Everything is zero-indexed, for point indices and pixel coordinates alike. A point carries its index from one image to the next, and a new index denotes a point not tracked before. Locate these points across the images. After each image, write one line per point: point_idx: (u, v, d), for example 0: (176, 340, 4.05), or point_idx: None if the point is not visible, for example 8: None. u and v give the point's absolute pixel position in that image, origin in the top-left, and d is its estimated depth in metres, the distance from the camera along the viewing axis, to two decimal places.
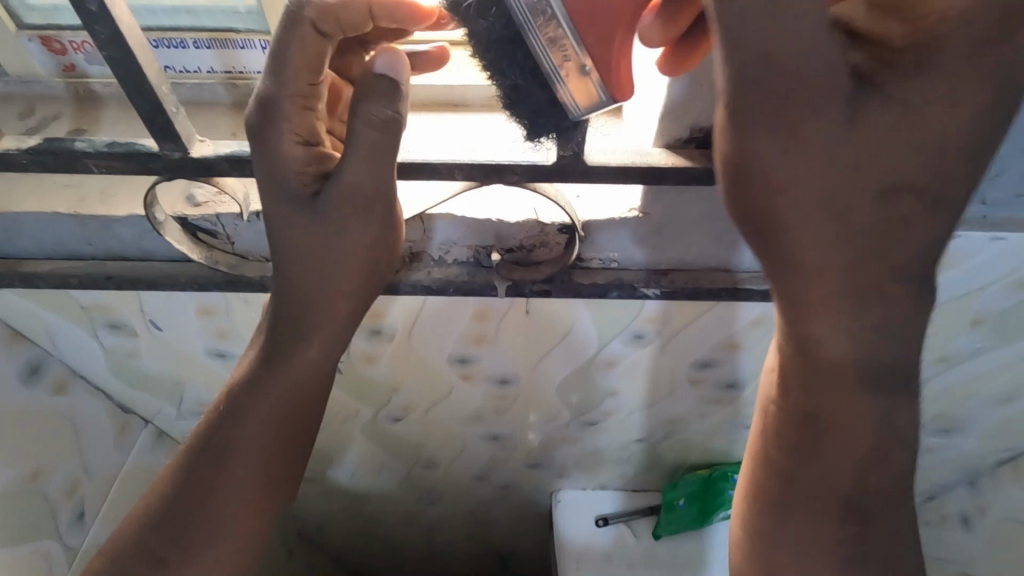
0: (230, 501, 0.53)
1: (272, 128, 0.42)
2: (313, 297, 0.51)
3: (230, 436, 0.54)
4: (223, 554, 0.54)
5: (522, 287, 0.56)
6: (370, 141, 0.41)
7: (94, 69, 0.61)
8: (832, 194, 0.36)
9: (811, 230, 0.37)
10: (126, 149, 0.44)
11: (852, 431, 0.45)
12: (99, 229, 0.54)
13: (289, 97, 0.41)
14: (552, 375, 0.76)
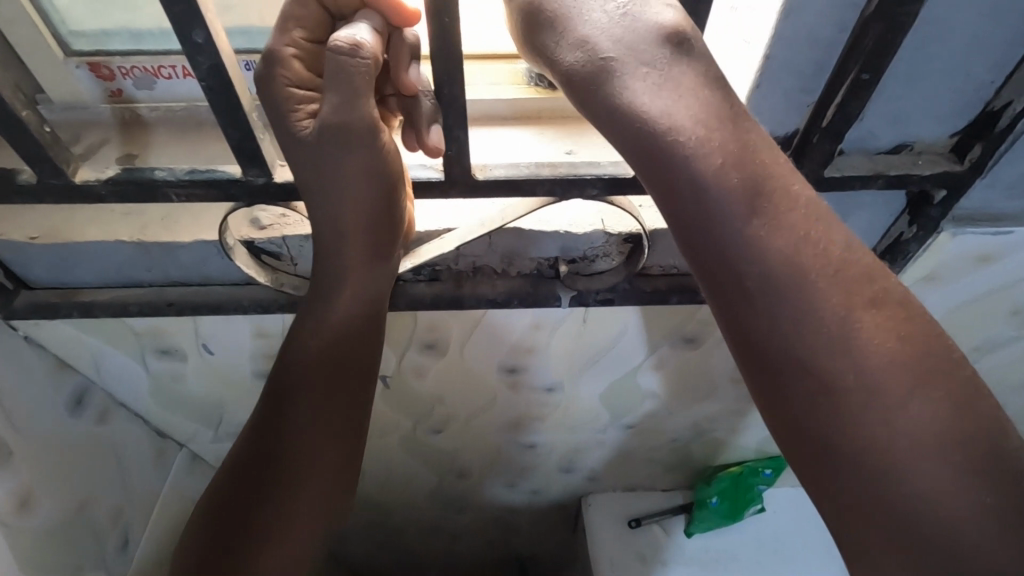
0: (292, 463, 0.54)
1: (256, 68, 0.40)
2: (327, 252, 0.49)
3: (283, 403, 0.55)
4: (291, 521, 0.54)
5: (586, 296, 0.57)
6: (340, 69, 0.38)
7: (142, 93, 0.61)
8: (704, 168, 0.35)
9: (713, 210, 0.36)
10: (206, 177, 0.44)
11: (872, 420, 0.35)
12: (162, 256, 0.54)
13: (280, 39, 0.40)
14: (598, 382, 0.77)
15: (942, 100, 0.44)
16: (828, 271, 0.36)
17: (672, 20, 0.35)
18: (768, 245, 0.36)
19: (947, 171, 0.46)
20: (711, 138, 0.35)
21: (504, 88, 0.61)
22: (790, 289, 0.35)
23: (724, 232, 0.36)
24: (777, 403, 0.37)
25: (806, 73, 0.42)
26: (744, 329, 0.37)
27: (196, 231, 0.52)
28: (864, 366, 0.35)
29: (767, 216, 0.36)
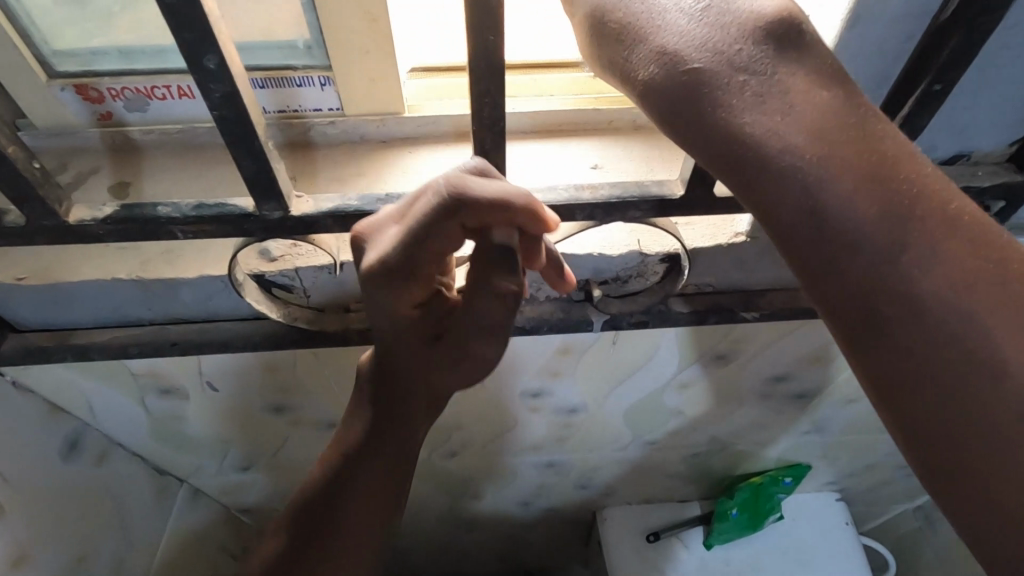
0: (358, 488, 0.53)
1: (391, 287, 0.40)
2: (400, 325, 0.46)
3: (381, 450, 0.53)
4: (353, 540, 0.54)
5: (619, 320, 0.54)
6: (488, 312, 0.39)
7: (133, 116, 0.56)
8: (826, 196, 0.28)
9: (850, 236, 0.29)
10: (216, 212, 0.40)
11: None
12: (165, 294, 0.50)
13: (415, 264, 0.39)
14: (623, 401, 0.74)
15: (1006, 110, 0.42)
16: (996, 299, 0.28)
17: (774, 9, 0.28)
18: (918, 271, 0.28)
19: (1008, 181, 0.43)
20: (835, 152, 0.28)
21: (522, 102, 0.58)
22: (951, 321, 0.28)
23: (866, 264, 0.29)
24: (930, 458, 0.30)
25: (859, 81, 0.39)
26: (881, 363, 0.30)
27: (201, 265, 0.48)
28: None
29: (915, 242, 0.28)
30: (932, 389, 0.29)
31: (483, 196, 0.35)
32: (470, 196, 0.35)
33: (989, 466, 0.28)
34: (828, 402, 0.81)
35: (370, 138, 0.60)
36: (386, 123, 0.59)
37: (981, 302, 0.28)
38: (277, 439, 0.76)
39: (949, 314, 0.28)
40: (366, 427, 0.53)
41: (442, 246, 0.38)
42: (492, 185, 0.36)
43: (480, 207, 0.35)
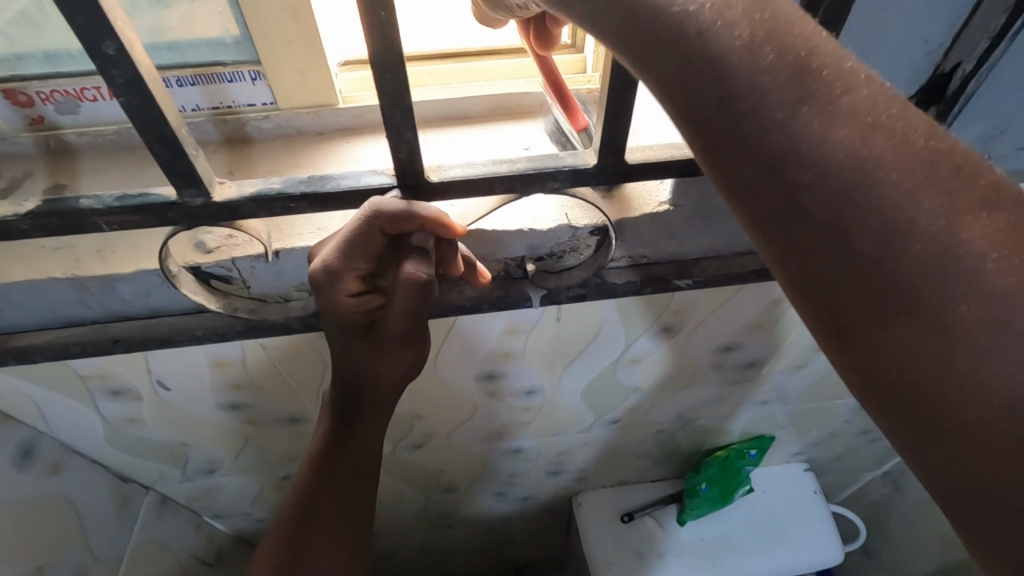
0: (344, 473, 0.58)
1: (330, 287, 0.46)
2: (348, 325, 0.49)
3: (352, 437, 0.58)
4: (340, 525, 0.58)
5: (557, 294, 0.55)
6: (405, 299, 0.45)
7: (67, 119, 0.56)
8: (727, 48, 0.27)
9: (751, 102, 0.27)
10: (140, 201, 0.40)
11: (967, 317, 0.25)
12: (101, 291, 0.50)
13: (350, 265, 0.46)
14: (578, 381, 0.76)
15: (899, 69, 0.44)
16: (910, 164, 0.26)
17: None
18: (828, 130, 0.27)
19: None
20: (731, 14, 0.28)
21: (454, 88, 0.60)
22: (860, 185, 0.26)
23: (773, 125, 0.27)
24: (877, 379, 0.27)
25: None
26: (813, 254, 0.27)
27: (135, 261, 0.49)
28: (977, 281, 0.25)
29: (809, 102, 0.27)
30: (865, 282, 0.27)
31: (400, 207, 0.42)
32: (392, 208, 0.42)
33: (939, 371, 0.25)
34: (779, 370, 0.83)
35: (308, 131, 0.61)
36: (320, 114, 0.60)
37: (897, 165, 0.26)
38: (238, 439, 0.77)
39: (860, 177, 0.26)
40: (339, 416, 0.58)
41: (371, 249, 0.45)
42: (410, 200, 0.43)
43: (400, 214, 0.42)
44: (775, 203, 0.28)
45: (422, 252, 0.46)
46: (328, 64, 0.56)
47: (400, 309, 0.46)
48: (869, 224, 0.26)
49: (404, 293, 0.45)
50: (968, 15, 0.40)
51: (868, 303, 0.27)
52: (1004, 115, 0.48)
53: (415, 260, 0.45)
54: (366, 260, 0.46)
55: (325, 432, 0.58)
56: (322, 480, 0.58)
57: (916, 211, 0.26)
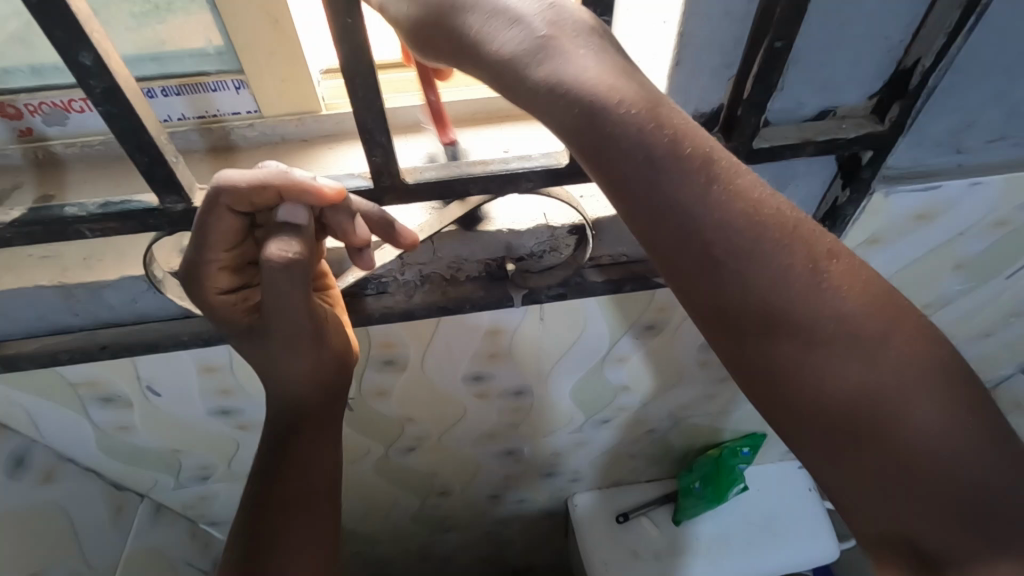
0: (297, 482, 0.51)
1: (197, 284, 0.46)
2: (236, 323, 0.48)
3: (292, 456, 0.52)
4: (303, 544, 0.49)
5: (538, 294, 0.57)
6: (274, 281, 0.42)
7: (54, 130, 0.58)
8: (657, 153, 0.32)
9: (692, 206, 0.32)
10: (123, 208, 0.41)
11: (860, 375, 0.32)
12: (89, 297, 0.51)
13: (209, 259, 0.45)
14: (565, 381, 0.77)
15: (863, 66, 0.45)
16: (807, 252, 0.33)
17: (587, 15, 0.33)
18: (761, 243, 0.32)
19: (871, 132, 0.46)
20: (663, 127, 0.32)
21: (432, 93, 0.60)
22: (776, 278, 0.32)
23: (708, 235, 0.32)
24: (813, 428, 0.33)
25: (726, 48, 0.42)
26: (756, 330, 0.33)
27: (122, 267, 0.50)
28: (858, 347, 0.32)
29: (733, 200, 0.32)
30: (783, 367, 0.33)
31: (242, 180, 0.41)
32: (232, 184, 0.41)
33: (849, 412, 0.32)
34: None
35: (292, 138, 0.62)
36: (303, 121, 0.61)
37: (796, 257, 0.32)
38: (229, 445, 0.77)
39: (774, 271, 0.32)
40: (275, 437, 0.53)
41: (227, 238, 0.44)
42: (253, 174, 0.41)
43: (240, 187, 0.41)
44: (721, 295, 0.33)
45: (288, 228, 0.43)
46: (310, 73, 0.57)
47: (274, 294, 0.43)
48: (789, 307, 0.32)
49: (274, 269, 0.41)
50: (926, 11, 0.41)
51: (795, 370, 0.33)
52: (970, 108, 0.49)
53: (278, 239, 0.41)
54: (228, 250, 0.45)
55: (261, 458, 0.53)
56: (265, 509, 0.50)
57: (816, 296, 0.32)
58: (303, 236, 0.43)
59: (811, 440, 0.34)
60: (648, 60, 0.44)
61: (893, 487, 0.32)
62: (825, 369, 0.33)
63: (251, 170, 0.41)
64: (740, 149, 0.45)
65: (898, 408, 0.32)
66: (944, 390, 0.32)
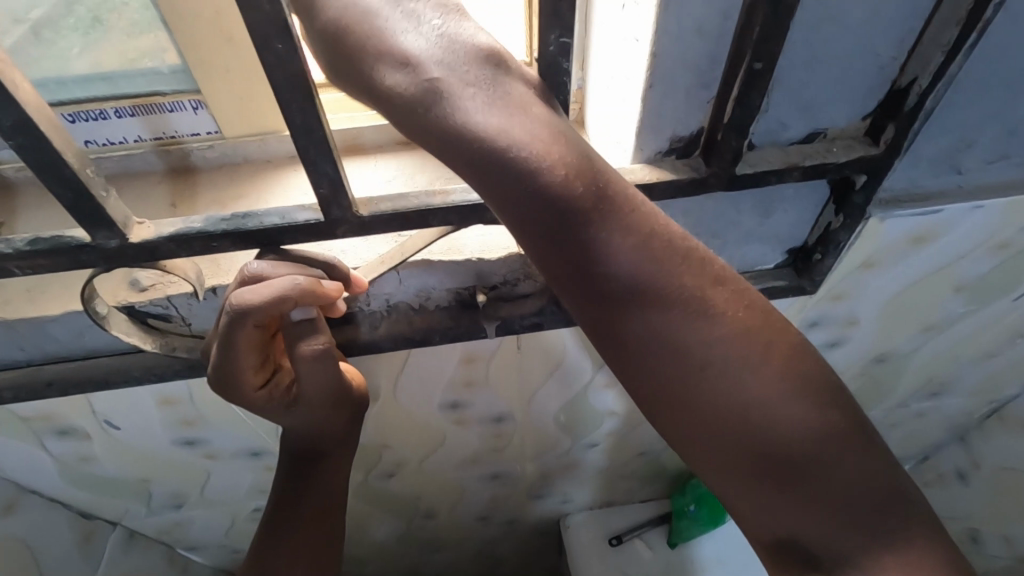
0: (319, 497, 0.57)
1: (238, 389, 0.47)
2: (268, 404, 0.50)
3: (319, 482, 0.57)
4: (327, 539, 0.59)
5: (512, 323, 0.53)
6: (314, 369, 0.47)
7: (4, 154, 0.55)
8: (545, 183, 0.31)
9: (579, 230, 0.32)
10: (53, 244, 0.38)
11: (738, 394, 0.33)
12: (32, 332, 0.48)
13: (242, 366, 0.46)
14: (547, 407, 0.74)
15: (852, 87, 0.41)
16: (691, 277, 0.34)
17: (483, 46, 0.32)
18: (643, 268, 0.33)
19: (864, 155, 0.43)
20: (552, 153, 0.31)
21: None
22: (659, 300, 0.33)
23: (593, 259, 0.33)
24: (694, 438, 0.34)
25: (702, 70, 0.39)
26: (636, 348, 0.34)
27: (66, 301, 0.47)
28: (737, 366, 0.33)
29: (620, 226, 0.33)
30: (668, 384, 0.34)
31: (265, 297, 0.42)
32: (255, 301, 0.42)
33: (727, 427, 0.34)
34: None
35: (256, 159, 0.59)
36: (266, 142, 0.58)
37: (678, 280, 0.34)
38: (201, 474, 0.74)
39: (655, 293, 0.33)
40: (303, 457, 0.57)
41: (255, 341, 0.45)
42: (268, 290, 0.42)
43: (263, 306, 0.42)
44: (604, 313, 0.34)
45: (307, 323, 0.46)
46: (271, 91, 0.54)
47: (314, 379, 0.48)
48: (668, 326, 0.33)
49: (318, 356, 0.47)
50: (922, 27, 0.38)
51: (677, 387, 0.34)
52: (969, 128, 0.46)
53: (308, 337, 0.46)
54: (257, 353, 0.47)
55: (283, 475, 0.58)
56: (292, 521, 0.57)
57: (697, 318, 0.34)
58: (318, 323, 0.47)
59: (693, 451, 0.35)
60: (624, 79, 0.41)
61: (763, 494, 0.34)
62: (704, 386, 0.34)
63: (264, 285, 0.42)
64: (721, 175, 0.42)
65: (771, 423, 0.33)
66: (819, 405, 0.34)
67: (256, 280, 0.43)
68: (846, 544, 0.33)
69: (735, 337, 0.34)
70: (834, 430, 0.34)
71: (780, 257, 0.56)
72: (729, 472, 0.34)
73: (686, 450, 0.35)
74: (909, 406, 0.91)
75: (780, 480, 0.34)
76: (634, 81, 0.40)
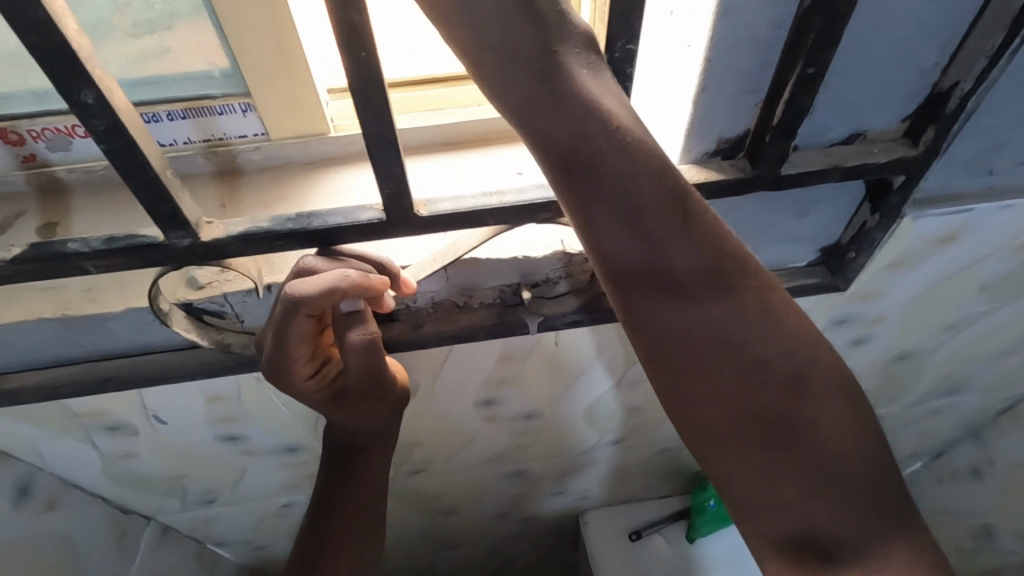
0: (361, 490, 0.59)
1: (288, 380, 0.48)
2: (316, 396, 0.51)
3: (361, 476, 0.58)
4: (367, 531, 0.60)
5: (553, 320, 0.56)
6: (362, 360, 0.48)
7: (57, 156, 0.56)
8: (606, 174, 0.34)
9: (634, 218, 0.35)
10: (127, 243, 0.40)
11: (758, 379, 0.37)
12: (93, 329, 0.50)
13: (294, 358, 0.47)
14: (577, 403, 0.75)
15: (893, 91, 0.43)
16: (738, 277, 0.37)
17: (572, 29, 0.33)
18: (693, 261, 0.36)
19: (903, 157, 0.44)
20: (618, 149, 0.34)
21: (445, 115, 0.58)
22: (702, 290, 0.36)
23: (645, 244, 0.35)
24: (710, 410, 0.38)
25: (751, 76, 0.40)
26: (671, 326, 0.37)
27: (127, 299, 0.48)
28: (762, 357, 0.37)
29: (675, 220, 0.35)
30: (694, 360, 0.38)
31: (319, 289, 0.43)
32: (309, 292, 0.42)
33: (740, 405, 0.38)
34: None
35: (300, 162, 0.61)
36: (310, 144, 0.59)
37: (723, 277, 0.37)
38: (237, 470, 0.76)
39: (701, 283, 0.36)
40: (345, 450, 0.58)
41: (308, 334, 0.46)
42: (323, 281, 0.43)
43: (316, 298, 0.43)
44: (645, 292, 0.37)
45: (356, 316, 0.47)
46: (318, 93, 0.56)
47: (361, 370, 0.49)
48: (706, 313, 0.37)
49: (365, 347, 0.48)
50: (964, 34, 0.39)
51: (704, 365, 0.38)
52: (1002, 131, 0.47)
53: (356, 328, 0.47)
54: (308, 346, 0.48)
55: (327, 468, 0.59)
56: (334, 513, 0.59)
57: (736, 312, 0.37)
58: (366, 316, 0.48)
59: (708, 422, 0.38)
60: (674, 84, 0.42)
61: (761, 467, 0.38)
62: (728, 366, 0.37)
63: (317, 277, 0.43)
64: (766, 176, 0.43)
65: (779, 408, 0.38)
66: (827, 405, 0.38)
67: (310, 273, 0.44)
68: (821, 511, 0.38)
69: (765, 332, 0.37)
70: (835, 428, 0.38)
71: (812, 254, 0.58)
72: (735, 445, 0.38)
73: (702, 422, 0.39)
74: (926, 403, 0.92)
75: (780, 456, 0.38)
76: (684, 85, 0.41)
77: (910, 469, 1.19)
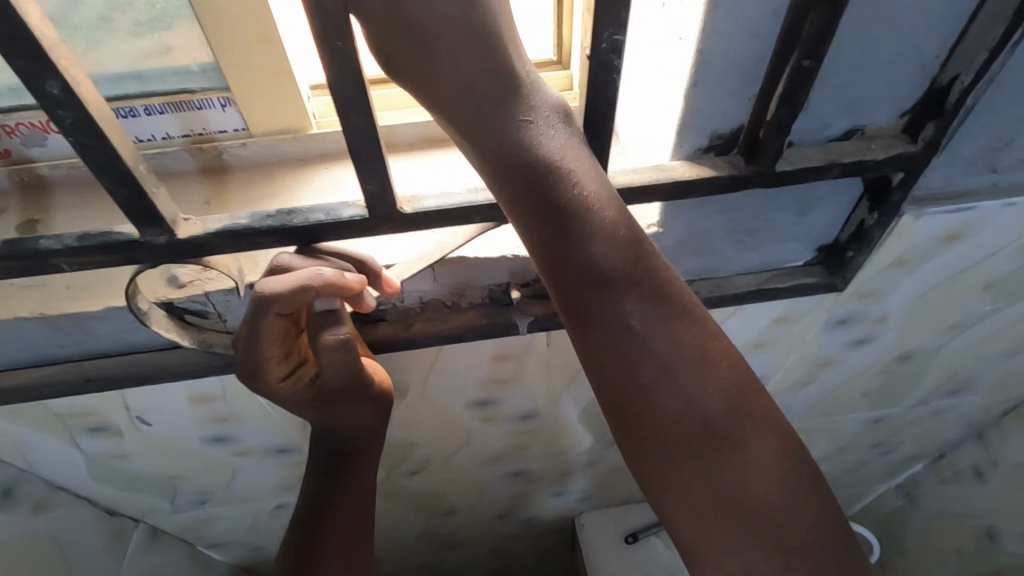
0: (351, 492, 0.57)
1: (262, 379, 0.47)
2: (294, 394, 0.50)
3: (352, 477, 0.57)
4: (360, 537, 0.58)
5: (544, 320, 0.54)
6: (337, 360, 0.47)
7: (37, 151, 0.55)
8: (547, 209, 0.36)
9: (577, 252, 0.36)
10: (102, 241, 0.39)
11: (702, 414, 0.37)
12: (73, 328, 0.48)
13: (267, 358, 0.46)
14: (572, 403, 0.74)
15: (892, 85, 0.41)
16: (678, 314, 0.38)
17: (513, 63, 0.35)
18: (634, 294, 0.37)
19: (903, 153, 0.43)
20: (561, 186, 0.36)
21: None
22: (642, 321, 0.37)
23: (589, 275, 0.36)
24: (652, 438, 0.38)
25: (746, 69, 0.39)
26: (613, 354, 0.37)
27: (107, 298, 0.47)
28: (704, 392, 0.37)
29: (619, 256, 0.36)
30: (636, 391, 0.38)
31: (288, 288, 0.41)
32: (277, 291, 0.41)
33: (684, 437, 0.37)
34: (791, 385, 0.77)
35: (288, 158, 0.60)
36: (299, 140, 0.58)
37: (665, 313, 0.37)
38: (227, 471, 0.75)
39: (645, 314, 0.37)
40: (334, 452, 0.57)
41: (280, 334, 0.45)
42: (293, 279, 0.42)
43: (286, 296, 0.41)
44: (587, 320, 0.37)
45: (330, 316, 0.46)
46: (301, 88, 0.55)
47: (336, 371, 0.48)
48: (650, 346, 0.37)
49: (340, 348, 0.47)
50: (965, 26, 0.38)
51: (645, 394, 0.37)
52: (1005, 126, 0.46)
53: (332, 328, 0.46)
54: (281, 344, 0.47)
55: (315, 473, 0.58)
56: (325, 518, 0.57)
57: (679, 346, 0.37)
58: (341, 315, 0.47)
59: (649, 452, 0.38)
60: (667, 77, 0.41)
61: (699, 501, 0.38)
62: (672, 400, 0.37)
63: (288, 275, 0.42)
64: (762, 173, 0.42)
65: (722, 444, 0.38)
66: (764, 444, 0.38)
67: (283, 271, 0.43)
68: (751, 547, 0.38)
69: (709, 369, 0.38)
70: (772, 468, 0.38)
71: (810, 253, 0.56)
72: (676, 475, 0.38)
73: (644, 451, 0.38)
74: (929, 404, 0.91)
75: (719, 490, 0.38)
76: (677, 79, 0.40)
77: (912, 470, 1.18)
